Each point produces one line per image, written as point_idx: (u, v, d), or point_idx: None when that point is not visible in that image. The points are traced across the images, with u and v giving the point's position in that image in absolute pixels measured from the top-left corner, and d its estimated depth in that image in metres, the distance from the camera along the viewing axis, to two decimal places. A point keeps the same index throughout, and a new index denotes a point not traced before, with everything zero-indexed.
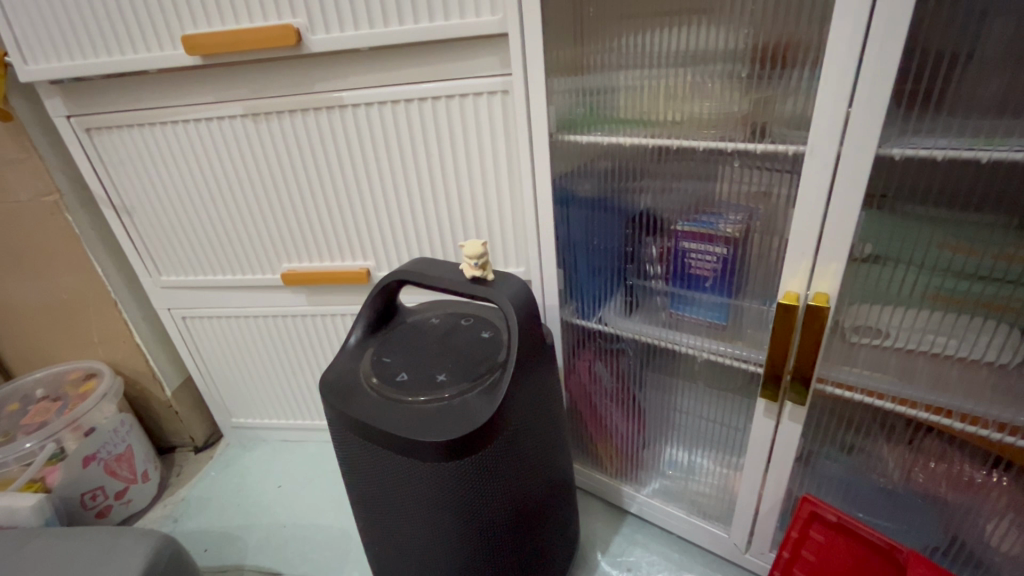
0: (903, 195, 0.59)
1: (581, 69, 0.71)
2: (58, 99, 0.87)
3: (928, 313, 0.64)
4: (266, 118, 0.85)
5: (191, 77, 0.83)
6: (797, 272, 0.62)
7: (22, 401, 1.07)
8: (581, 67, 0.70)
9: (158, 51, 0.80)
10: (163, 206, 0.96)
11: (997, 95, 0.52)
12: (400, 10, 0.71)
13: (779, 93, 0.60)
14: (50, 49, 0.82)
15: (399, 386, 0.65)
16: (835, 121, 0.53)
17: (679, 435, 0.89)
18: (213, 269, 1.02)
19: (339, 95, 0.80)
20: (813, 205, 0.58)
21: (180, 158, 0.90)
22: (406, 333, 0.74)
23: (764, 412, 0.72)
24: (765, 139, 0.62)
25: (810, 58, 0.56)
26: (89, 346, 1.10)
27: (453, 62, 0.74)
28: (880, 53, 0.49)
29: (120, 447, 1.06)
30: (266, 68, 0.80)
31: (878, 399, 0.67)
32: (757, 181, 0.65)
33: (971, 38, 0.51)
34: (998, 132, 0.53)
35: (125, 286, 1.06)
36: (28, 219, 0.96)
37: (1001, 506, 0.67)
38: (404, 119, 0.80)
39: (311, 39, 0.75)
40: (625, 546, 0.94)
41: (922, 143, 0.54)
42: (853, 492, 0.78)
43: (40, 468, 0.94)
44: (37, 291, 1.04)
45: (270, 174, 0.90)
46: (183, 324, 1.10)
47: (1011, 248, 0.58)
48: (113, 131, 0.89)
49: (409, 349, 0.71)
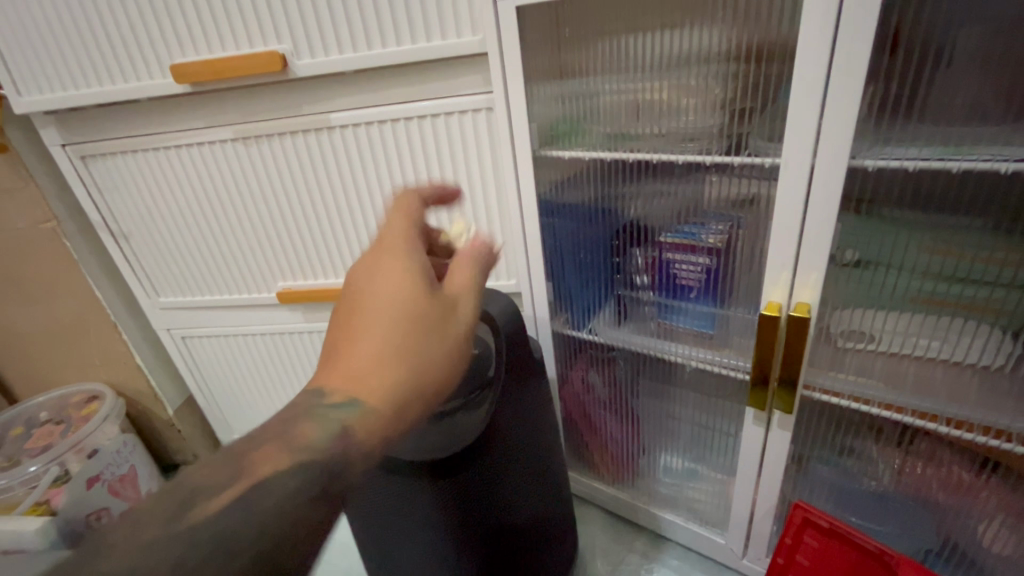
0: (878, 200, 0.61)
1: (563, 78, 0.71)
2: (53, 129, 0.89)
3: (913, 316, 0.65)
4: (256, 141, 0.86)
5: (181, 104, 0.84)
6: (778, 282, 0.62)
7: (25, 425, 1.09)
8: (562, 76, 0.71)
9: (148, 79, 0.81)
10: (158, 230, 0.98)
11: (965, 102, 0.53)
12: (383, 34, 0.73)
13: (755, 105, 0.61)
14: (43, 82, 0.83)
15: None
16: (807, 132, 0.54)
17: (674, 441, 0.90)
18: (209, 289, 1.03)
19: (328, 116, 0.81)
20: (791, 215, 0.58)
21: (174, 181, 0.92)
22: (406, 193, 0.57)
23: (753, 420, 0.72)
24: (743, 151, 0.63)
25: (780, 70, 0.57)
26: (90, 369, 1.12)
27: (437, 81, 0.76)
28: (844, 69, 0.50)
29: (123, 468, 1.08)
30: (254, 93, 0.82)
31: (864, 404, 0.68)
32: (739, 189, 0.66)
33: (939, 48, 0.52)
34: (968, 140, 0.54)
35: (124, 308, 1.07)
36: (27, 246, 0.98)
37: (991, 508, 0.67)
38: (390, 138, 0.82)
39: (296, 63, 0.76)
40: (624, 554, 0.94)
41: (894, 152, 0.55)
42: (845, 496, 0.78)
43: (46, 490, 0.96)
44: (36, 317, 1.06)
45: (260, 195, 0.91)
46: (183, 343, 1.11)
47: (989, 249, 0.58)
48: (106, 158, 0.91)
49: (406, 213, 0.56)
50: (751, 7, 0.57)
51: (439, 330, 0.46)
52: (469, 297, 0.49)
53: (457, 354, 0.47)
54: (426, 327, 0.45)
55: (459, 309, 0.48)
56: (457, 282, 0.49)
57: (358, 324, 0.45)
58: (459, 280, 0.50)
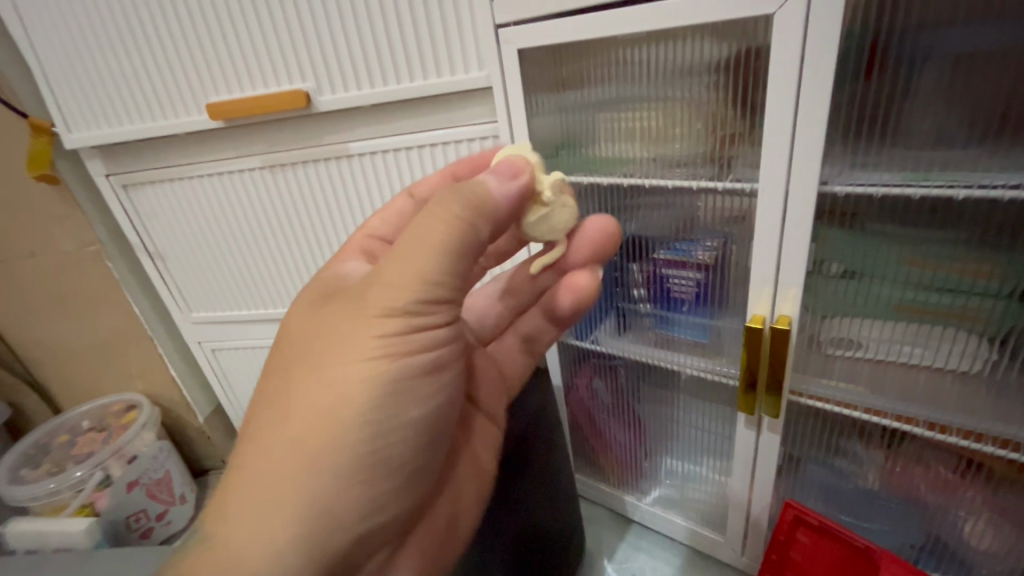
0: (865, 214, 0.65)
1: (562, 88, 0.76)
2: (98, 160, 0.97)
3: (897, 325, 0.69)
4: (282, 169, 0.93)
5: (213, 136, 0.92)
6: (761, 296, 0.68)
7: (70, 433, 1.18)
8: (562, 87, 0.76)
9: (185, 115, 0.89)
10: (192, 251, 1.05)
11: (932, 127, 0.58)
12: (397, 71, 0.79)
13: (738, 133, 0.66)
14: (91, 119, 0.92)
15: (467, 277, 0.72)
16: (781, 160, 0.59)
17: (674, 445, 0.94)
18: (238, 305, 1.11)
19: (348, 145, 0.88)
20: (771, 235, 0.63)
21: (207, 206, 0.99)
22: (407, 193, 0.68)
23: (745, 424, 0.77)
24: (729, 175, 0.68)
25: (758, 102, 0.62)
26: (129, 380, 1.20)
27: (447, 112, 0.82)
28: (811, 106, 0.55)
29: (159, 472, 1.15)
30: (281, 127, 0.89)
31: (849, 409, 0.72)
32: (731, 207, 0.70)
33: (905, 80, 0.57)
34: (937, 164, 0.58)
35: (159, 322, 1.16)
36: (73, 267, 1.06)
37: (975, 506, 0.71)
38: (404, 164, 0.88)
39: (319, 99, 0.83)
40: (629, 552, 0.99)
41: (863, 177, 0.61)
42: (838, 495, 0.82)
43: (91, 493, 1.04)
44: (80, 332, 1.14)
45: (285, 217, 0.98)
46: (213, 355, 1.19)
47: (966, 261, 0.62)
48: (146, 186, 0.99)
49: (401, 216, 0.67)
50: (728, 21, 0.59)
51: (357, 339, 0.45)
52: (409, 284, 0.45)
53: (399, 333, 0.45)
54: (343, 338, 0.46)
55: (387, 304, 0.45)
56: (396, 265, 0.45)
57: (297, 360, 0.47)
58: (414, 252, 0.45)
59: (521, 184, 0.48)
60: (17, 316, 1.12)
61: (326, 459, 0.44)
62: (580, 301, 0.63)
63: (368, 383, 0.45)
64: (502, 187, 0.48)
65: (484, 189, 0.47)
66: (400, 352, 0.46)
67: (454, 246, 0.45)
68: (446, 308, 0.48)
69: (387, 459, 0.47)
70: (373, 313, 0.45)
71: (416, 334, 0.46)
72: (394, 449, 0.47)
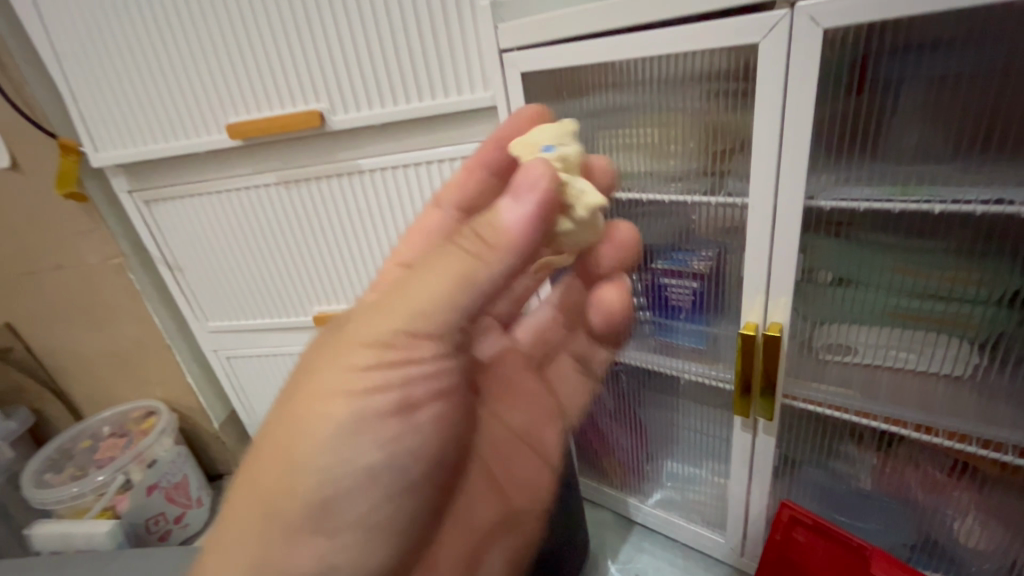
0: (855, 224, 0.69)
1: (564, 95, 0.78)
2: (122, 178, 1.02)
3: (888, 331, 0.72)
4: (296, 185, 0.97)
5: (231, 154, 0.97)
6: (753, 304, 0.71)
7: (92, 438, 1.22)
8: (563, 91, 0.78)
9: (205, 135, 0.94)
10: (210, 263, 1.10)
11: (915, 144, 0.61)
12: (407, 91, 0.84)
13: (730, 151, 0.69)
14: (116, 139, 0.97)
15: (523, 294, 0.68)
16: (769, 177, 0.62)
17: (675, 448, 0.97)
18: (254, 314, 1.15)
19: (359, 162, 0.92)
20: (761, 247, 0.67)
21: (225, 220, 1.04)
22: (437, 202, 0.66)
23: (741, 427, 0.80)
24: (721, 191, 0.72)
25: (746, 124, 0.66)
26: (148, 387, 1.24)
27: (454, 130, 0.86)
28: (796, 127, 0.58)
29: (177, 477, 1.19)
30: (296, 145, 0.94)
31: (842, 412, 0.75)
32: (724, 220, 0.74)
33: (889, 98, 0.60)
34: (917, 180, 0.62)
35: (178, 331, 1.20)
36: (96, 279, 1.11)
37: (965, 506, 0.73)
38: (414, 179, 0.92)
39: (332, 119, 0.88)
40: (632, 553, 1.02)
41: (848, 191, 0.64)
42: (833, 496, 0.85)
43: (113, 496, 1.08)
44: (102, 341, 1.19)
45: (299, 230, 1.02)
46: (228, 363, 1.23)
47: (951, 270, 0.65)
48: (166, 202, 1.03)
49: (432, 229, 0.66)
50: (716, 51, 0.62)
51: (335, 371, 0.43)
52: (387, 315, 0.43)
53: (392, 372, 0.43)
54: (319, 367, 0.43)
55: (363, 334, 0.43)
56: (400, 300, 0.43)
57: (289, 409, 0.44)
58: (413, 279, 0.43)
59: (538, 200, 0.40)
60: (43, 326, 1.17)
61: (302, 500, 0.42)
62: (612, 318, 0.65)
63: (331, 419, 0.42)
64: (519, 211, 0.41)
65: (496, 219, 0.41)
66: (367, 390, 0.43)
67: (461, 283, 0.41)
68: (432, 345, 0.44)
69: (395, 484, 0.46)
70: (365, 347, 0.43)
71: (392, 372, 0.43)
72: (340, 498, 0.43)
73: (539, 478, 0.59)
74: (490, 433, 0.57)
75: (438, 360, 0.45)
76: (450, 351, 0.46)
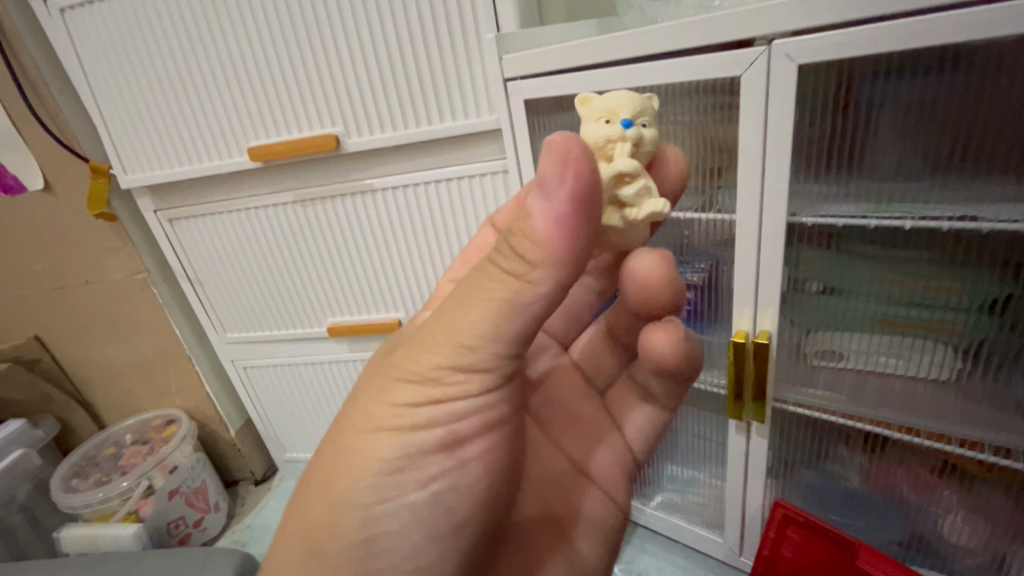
0: (843, 236, 0.73)
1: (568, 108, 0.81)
2: (148, 198, 1.08)
3: (874, 336, 0.76)
4: (311, 204, 1.03)
5: (251, 174, 1.02)
6: (743, 313, 0.75)
7: (115, 446, 1.27)
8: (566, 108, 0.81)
9: (227, 157, 1.00)
10: (229, 276, 1.15)
11: (894, 162, 0.65)
12: (416, 116, 0.89)
13: (719, 171, 0.75)
14: (144, 162, 1.03)
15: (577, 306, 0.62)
16: (756, 194, 0.67)
17: (675, 451, 1.01)
18: (270, 325, 1.20)
19: (372, 182, 0.98)
20: (749, 260, 0.71)
21: (244, 237, 1.10)
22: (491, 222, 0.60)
23: (736, 430, 0.84)
24: (711, 208, 0.77)
25: (731, 149, 0.71)
26: (168, 397, 1.30)
27: (462, 151, 0.91)
28: (777, 150, 0.63)
29: (197, 482, 1.24)
30: (312, 165, 0.99)
31: (830, 414, 0.79)
32: (716, 234, 0.79)
33: (868, 120, 0.64)
34: (894, 198, 0.66)
35: (197, 343, 1.25)
36: (122, 294, 1.17)
37: (953, 505, 0.77)
38: (424, 197, 0.97)
39: (347, 142, 0.93)
40: (635, 553, 1.06)
41: (830, 208, 0.69)
42: (826, 497, 0.88)
43: (137, 501, 1.13)
44: (126, 353, 1.24)
45: (314, 245, 1.08)
46: (244, 373, 1.28)
47: (931, 279, 0.69)
48: (188, 220, 1.09)
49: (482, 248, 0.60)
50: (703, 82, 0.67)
51: (376, 402, 0.44)
52: (433, 350, 0.42)
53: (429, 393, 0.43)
54: (361, 398, 0.45)
55: (408, 370, 0.43)
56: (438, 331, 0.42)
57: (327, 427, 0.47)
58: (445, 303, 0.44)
59: (567, 194, 0.37)
60: (70, 338, 1.23)
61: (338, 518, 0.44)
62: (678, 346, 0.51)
63: (371, 451, 0.43)
64: (548, 210, 0.38)
65: (530, 223, 0.38)
66: (409, 427, 0.43)
67: (500, 306, 0.40)
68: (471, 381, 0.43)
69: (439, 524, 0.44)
70: (397, 376, 0.44)
71: (437, 408, 0.43)
72: (377, 522, 0.43)
73: (597, 514, 0.54)
74: (535, 462, 0.53)
75: (485, 396, 0.44)
76: (497, 386, 0.45)
